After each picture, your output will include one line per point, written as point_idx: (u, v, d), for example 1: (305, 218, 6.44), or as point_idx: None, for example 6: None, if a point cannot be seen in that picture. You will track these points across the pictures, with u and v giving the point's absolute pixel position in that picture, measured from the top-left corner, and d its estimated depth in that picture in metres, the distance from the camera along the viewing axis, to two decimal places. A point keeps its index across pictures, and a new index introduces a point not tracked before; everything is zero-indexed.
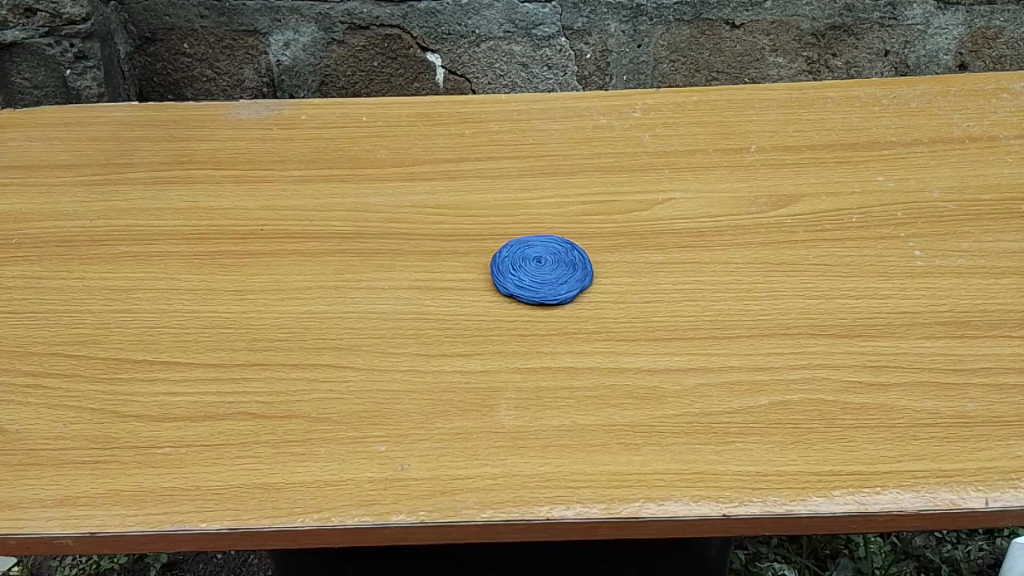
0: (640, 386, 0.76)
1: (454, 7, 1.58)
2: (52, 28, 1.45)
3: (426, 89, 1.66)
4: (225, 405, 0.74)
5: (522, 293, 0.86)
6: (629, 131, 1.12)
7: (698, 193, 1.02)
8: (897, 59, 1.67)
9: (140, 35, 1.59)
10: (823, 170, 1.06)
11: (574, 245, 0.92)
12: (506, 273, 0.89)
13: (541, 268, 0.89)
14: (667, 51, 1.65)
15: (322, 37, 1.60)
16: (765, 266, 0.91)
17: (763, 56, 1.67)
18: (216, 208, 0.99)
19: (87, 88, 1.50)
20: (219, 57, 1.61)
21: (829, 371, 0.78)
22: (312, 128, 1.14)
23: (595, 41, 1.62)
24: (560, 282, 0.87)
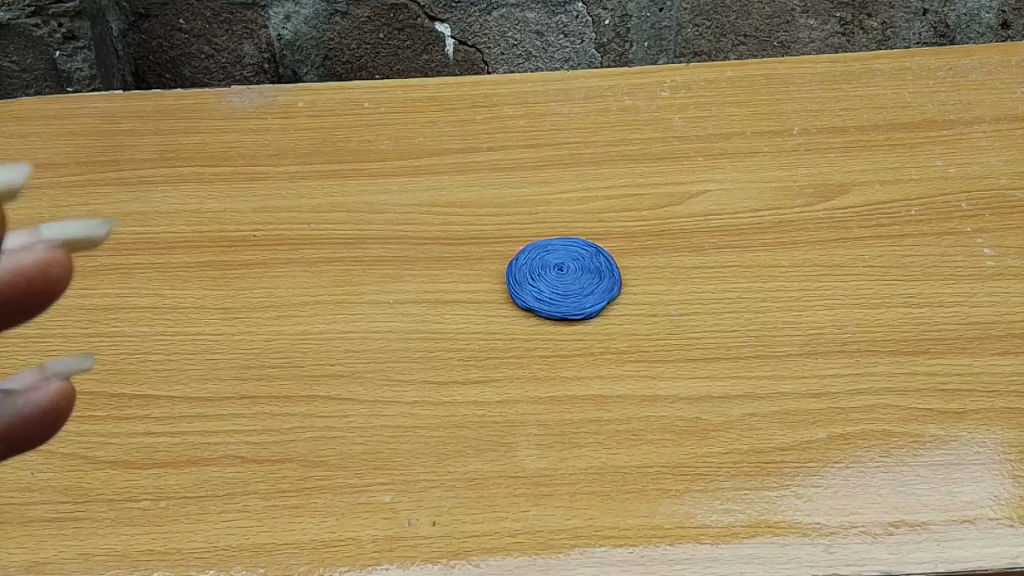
0: (678, 418, 0.67)
1: None
2: (38, 8, 1.32)
3: (435, 62, 1.53)
4: (208, 448, 0.65)
5: (541, 307, 0.77)
6: (658, 113, 1.01)
7: (736, 184, 0.91)
8: (936, 18, 1.52)
9: (133, 10, 1.45)
10: (875, 155, 0.95)
11: (599, 249, 0.83)
12: (522, 285, 0.79)
13: (563, 278, 0.80)
14: (691, 14, 1.50)
15: (324, 9, 1.46)
16: (815, 270, 0.81)
17: (793, 18, 1.52)
18: (204, 211, 0.90)
19: (77, 70, 1.38)
20: (217, 32, 1.47)
21: (893, 398, 0.69)
22: (309, 115, 1.04)
23: (614, 5, 1.47)
24: (585, 294, 0.78)
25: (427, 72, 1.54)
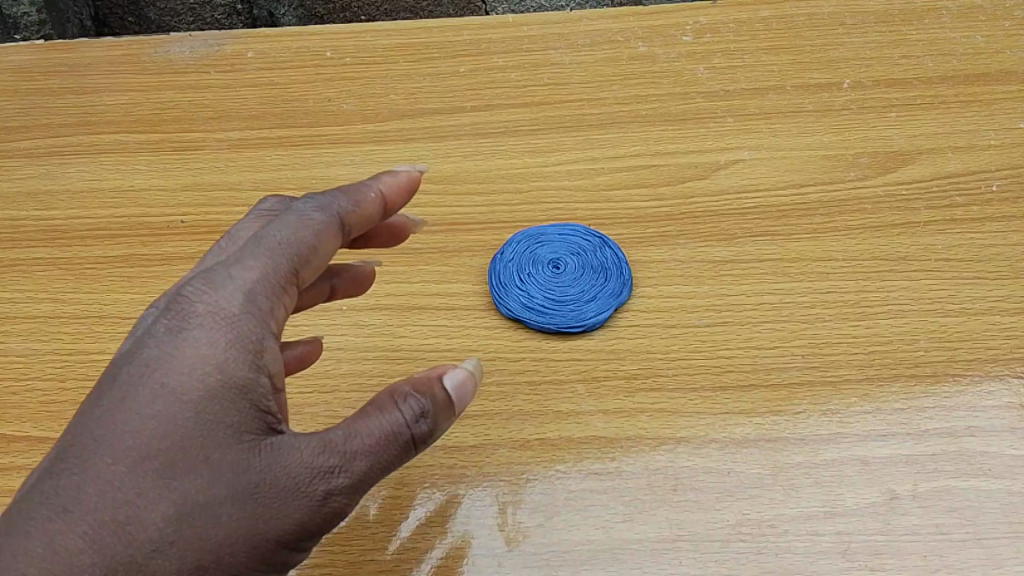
0: (704, 472, 0.53)
1: None
2: None
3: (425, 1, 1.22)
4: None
5: (531, 317, 0.61)
6: (678, 62, 0.83)
7: (773, 152, 0.74)
8: None
9: None
10: (946, 113, 0.78)
11: (605, 241, 0.66)
12: (505, 286, 0.63)
13: (559, 278, 0.64)
14: None
15: None
16: (875, 265, 0.65)
17: None
18: (124, 189, 0.75)
19: (24, 15, 1.05)
20: None
21: (981, 443, 0.54)
22: (259, 67, 0.87)
23: None
24: (585, 299, 0.62)
25: (416, 14, 1.24)
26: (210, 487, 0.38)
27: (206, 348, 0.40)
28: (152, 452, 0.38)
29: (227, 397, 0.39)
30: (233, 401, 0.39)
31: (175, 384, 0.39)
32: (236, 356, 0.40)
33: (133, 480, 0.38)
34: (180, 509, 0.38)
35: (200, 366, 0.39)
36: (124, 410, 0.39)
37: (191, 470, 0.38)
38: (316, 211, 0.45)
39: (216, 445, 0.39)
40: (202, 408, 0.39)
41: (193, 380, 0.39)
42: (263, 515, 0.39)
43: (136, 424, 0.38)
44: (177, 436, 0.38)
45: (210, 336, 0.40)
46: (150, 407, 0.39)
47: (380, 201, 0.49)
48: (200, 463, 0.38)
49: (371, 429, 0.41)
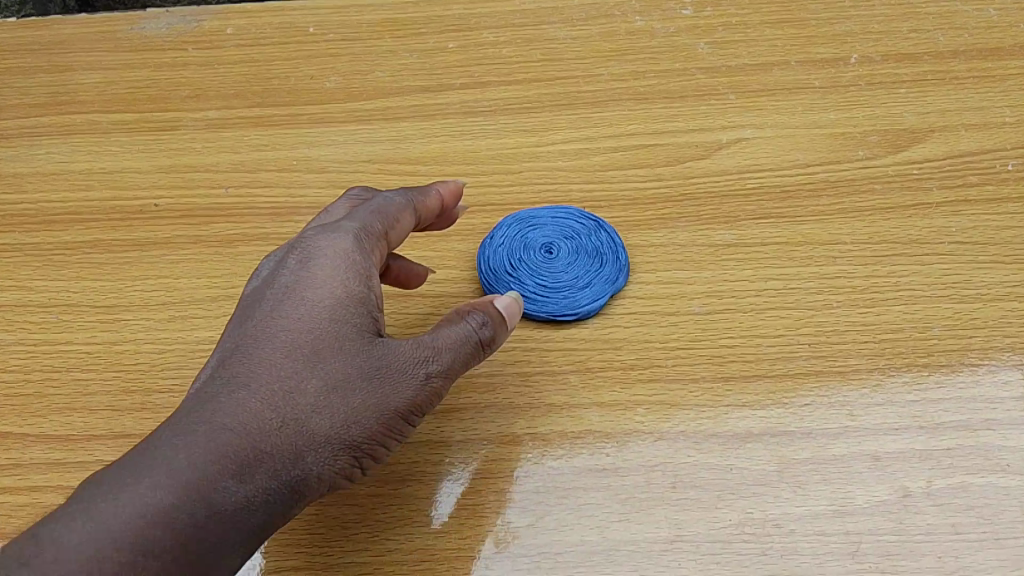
0: (705, 469, 0.50)
1: None
2: None
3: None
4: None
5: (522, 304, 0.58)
6: (678, 36, 0.80)
7: (777, 131, 0.71)
8: None
9: None
10: (959, 89, 0.74)
11: (601, 225, 0.63)
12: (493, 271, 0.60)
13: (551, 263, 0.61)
14: None
15: None
16: (885, 248, 0.61)
17: None
18: (95, 171, 0.71)
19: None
20: None
21: (1000, 437, 0.51)
22: (239, 44, 0.83)
23: None
24: (579, 285, 0.59)
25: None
26: (343, 371, 0.43)
27: (332, 267, 0.46)
28: (297, 344, 0.43)
29: (349, 304, 0.45)
30: (356, 307, 0.45)
31: (309, 294, 0.45)
32: (354, 274, 0.45)
33: (283, 368, 0.42)
34: (328, 384, 0.43)
35: (326, 280, 0.45)
36: (270, 322, 0.44)
37: (324, 360, 0.43)
38: (394, 194, 0.52)
39: (345, 339, 0.44)
40: (330, 313, 0.44)
41: (322, 291, 0.45)
42: (390, 391, 0.43)
43: (280, 327, 0.44)
44: (312, 333, 0.43)
45: (333, 260, 0.46)
46: (288, 313, 0.44)
47: (444, 194, 0.54)
48: (335, 350, 0.43)
49: (455, 328, 0.46)
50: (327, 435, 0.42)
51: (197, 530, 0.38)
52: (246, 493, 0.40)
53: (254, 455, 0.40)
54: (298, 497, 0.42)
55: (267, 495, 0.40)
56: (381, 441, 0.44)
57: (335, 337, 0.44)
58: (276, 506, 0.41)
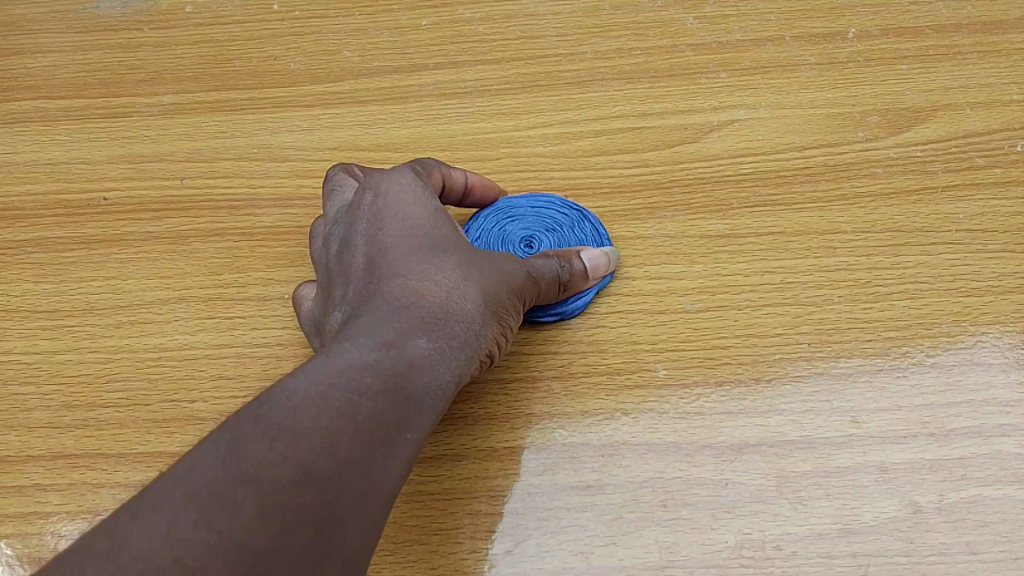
0: (697, 485, 0.47)
1: None
2: None
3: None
4: (4, 546, 0.47)
5: None
6: (666, 8, 0.73)
7: (772, 112, 0.66)
8: None
9: None
10: (964, 64, 0.69)
11: (586, 223, 0.58)
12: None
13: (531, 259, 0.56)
14: None
15: None
16: (888, 237, 0.57)
17: None
18: (41, 162, 0.66)
19: None
20: None
21: (1016, 444, 0.47)
22: (195, 22, 0.77)
23: None
24: None
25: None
26: (469, 257, 0.46)
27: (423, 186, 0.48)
28: (415, 238, 0.46)
29: (439, 208, 0.48)
30: (446, 212, 0.48)
31: (418, 203, 0.47)
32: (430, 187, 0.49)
33: (424, 257, 0.45)
34: (459, 264, 0.46)
35: (427, 193, 0.48)
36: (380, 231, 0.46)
37: (447, 249, 0.46)
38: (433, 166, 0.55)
39: (462, 236, 0.48)
40: (433, 214, 0.47)
41: (429, 200, 0.48)
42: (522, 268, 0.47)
43: (404, 229, 0.46)
44: (437, 230, 0.47)
45: (409, 177, 0.49)
46: (404, 220, 0.46)
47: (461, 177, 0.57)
48: (447, 240, 0.46)
49: None
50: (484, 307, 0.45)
51: (393, 389, 0.41)
52: (430, 352, 0.42)
53: (424, 324, 0.43)
54: (471, 365, 0.45)
55: (450, 360, 0.43)
56: (517, 317, 0.47)
57: (456, 234, 0.47)
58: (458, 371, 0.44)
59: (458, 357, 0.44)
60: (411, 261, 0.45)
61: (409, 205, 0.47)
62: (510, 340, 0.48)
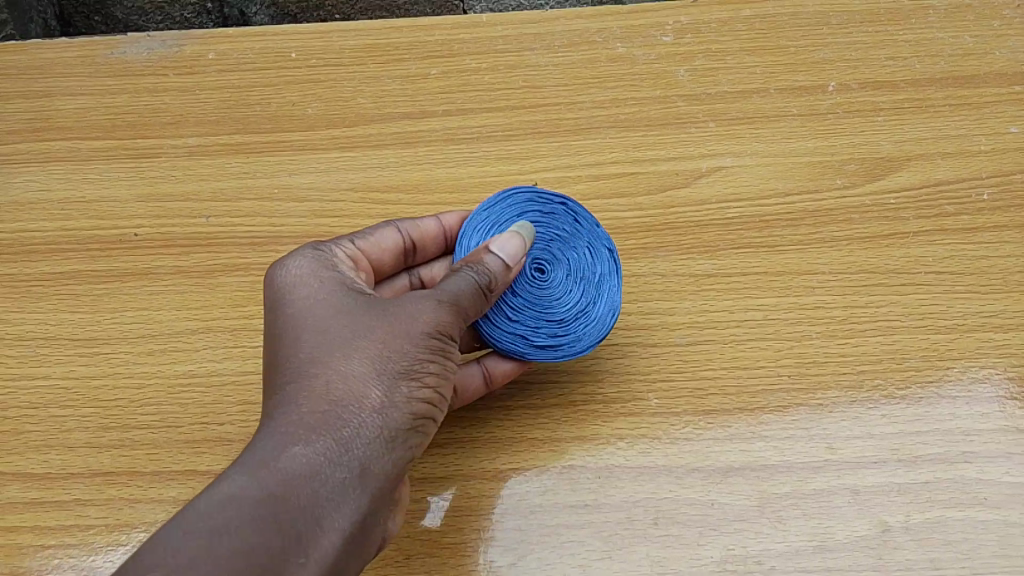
0: (687, 504, 0.51)
1: None
2: None
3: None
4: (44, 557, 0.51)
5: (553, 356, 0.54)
6: (658, 62, 0.79)
7: (757, 160, 0.71)
8: None
9: None
10: (935, 117, 0.75)
11: (583, 220, 0.58)
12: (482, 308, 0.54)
13: (540, 283, 0.55)
14: None
15: None
16: (863, 278, 0.62)
17: None
18: (74, 199, 0.71)
19: None
20: None
21: (977, 470, 0.52)
22: (219, 70, 0.82)
23: None
24: (590, 303, 0.55)
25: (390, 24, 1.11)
26: (358, 345, 0.46)
27: (312, 269, 0.50)
28: (300, 346, 0.46)
29: (330, 301, 0.48)
30: (337, 302, 0.48)
31: (302, 295, 0.49)
32: (323, 281, 0.50)
33: (310, 352, 0.46)
34: (345, 357, 0.45)
35: (312, 279, 0.50)
36: (275, 345, 0.47)
37: (334, 346, 0.46)
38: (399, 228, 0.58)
39: (354, 317, 0.47)
40: (320, 313, 0.48)
41: (315, 284, 0.50)
42: (417, 316, 0.47)
43: (288, 330, 0.48)
44: (323, 319, 0.47)
45: (301, 279, 0.50)
46: (292, 319, 0.48)
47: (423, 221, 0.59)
48: (337, 333, 0.46)
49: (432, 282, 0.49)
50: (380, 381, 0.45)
51: (267, 511, 0.40)
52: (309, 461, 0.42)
53: (306, 432, 0.43)
54: (390, 443, 0.44)
55: (351, 447, 0.43)
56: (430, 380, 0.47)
57: (342, 311, 0.48)
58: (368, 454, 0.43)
59: (361, 442, 0.43)
60: (296, 360, 0.46)
61: (292, 302, 0.49)
62: (436, 402, 0.47)
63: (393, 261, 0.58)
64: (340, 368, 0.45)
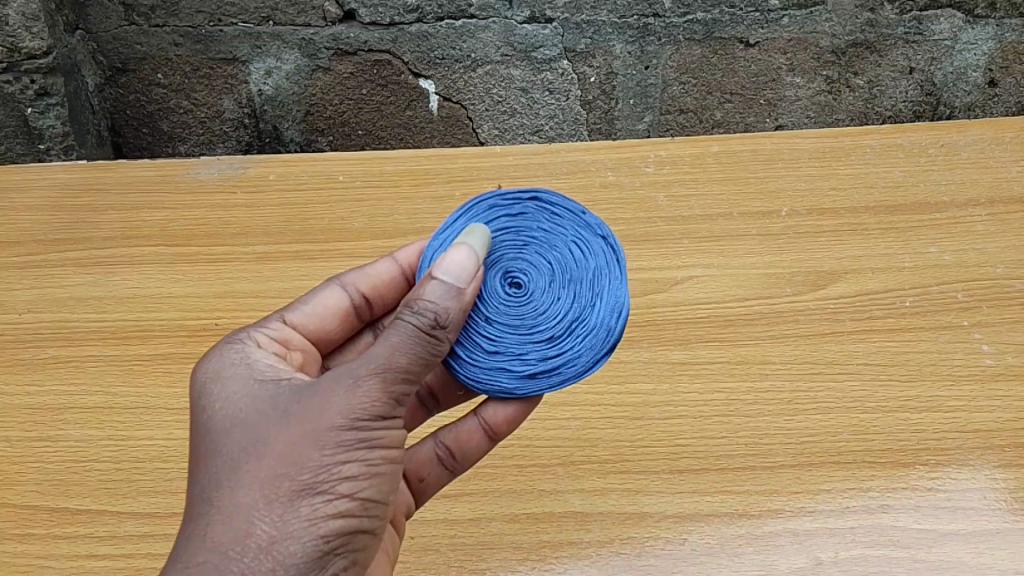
0: (663, 542, 0.65)
1: (447, 28, 1.18)
2: (9, 63, 1.10)
3: (418, 119, 1.27)
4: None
5: (551, 366, 0.61)
6: (642, 189, 0.96)
7: (722, 271, 0.87)
8: (922, 78, 1.26)
9: (110, 65, 1.22)
10: (869, 237, 0.91)
11: (558, 217, 0.64)
12: (481, 352, 0.61)
13: (531, 298, 0.62)
14: (677, 73, 1.23)
15: (306, 64, 1.21)
16: (808, 367, 0.77)
17: (779, 77, 1.25)
18: (164, 295, 0.86)
19: (50, 128, 1.17)
20: (195, 87, 1.23)
21: (892, 517, 0.66)
22: (279, 190, 0.98)
23: (599, 64, 1.21)
24: (583, 305, 0.62)
25: (407, 140, 1.29)
26: (253, 480, 0.51)
27: (228, 351, 0.59)
28: (207, 483, 0.52)
29: (237, 424, 0.54)
30: (243, 424, 0.54)
31: (219, 401, 0.56)
32: (234, 396, 0.56)
33: (215, 481, 0.52)
34: (240, 495, 0.51)
35: (228, 378, 0.57)
36: (193, 476, 0.54)
37: (232, 484, 0.51)
38: (342, 290, 0.68)
39: (253, 445, 0.52)
40: (223, 445, 0.53)
41: (228, 389, 0.56)
42: (314, 437, 0.51)
43: (205, 455, 0.54)
44: (228, 450, 0.53)
45: (218, 398, 0.56)
46: (204, 449, 0.54)
47: (367, 277, 0.69)
48: (235, 467, 0.52)
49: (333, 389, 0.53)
50: (272, 519, 0.50)
51: None
52: None
53: None
54: None
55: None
56: (332, 499, 0.51)
57: (243, 430, 0.54)
58: None
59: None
60: (201, 492, 0.52)
61: (208, 411, 0.56)
62: (345, 513, 0.52)
63: (343, 317, 0.69)
64: (231, 508, 0.51)
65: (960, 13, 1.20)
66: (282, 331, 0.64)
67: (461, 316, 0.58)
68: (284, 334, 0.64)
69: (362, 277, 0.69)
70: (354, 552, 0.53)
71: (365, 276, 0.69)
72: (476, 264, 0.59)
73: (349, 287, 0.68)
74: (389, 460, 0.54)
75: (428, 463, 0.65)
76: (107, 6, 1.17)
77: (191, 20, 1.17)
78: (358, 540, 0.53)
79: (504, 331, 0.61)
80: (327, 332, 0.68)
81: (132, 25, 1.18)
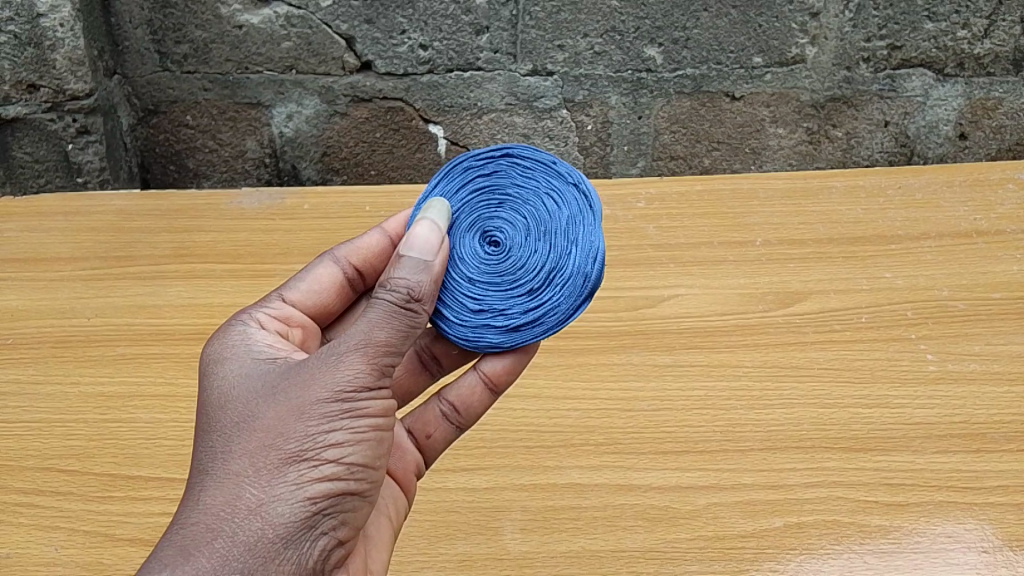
0: (652, 508, 0.76)
1: (457, 79, 1.33)
2: (56, 104, 1.23)
3: (428, 161, 1.40)
4: None
5: (535, 313, 0.73)
6: (633, 222, 1.09)
7: (703, 290, 0.99)
8: (896, 130, 1.40)
9: (143, 107, 1.36)
10: (834, 263, 1.04)
11: (529, 176, 0.75)
12: (468, 312, 0.73)
13: (510, 254, 0.73)
14: (668, 122, 1.38)
15: (326, 109, 1.35)
16: (777, 371, 0.89)
17: (763, 127, 1.39)
18: (213, 302, 0.98)
19: (88, 163, 1.29)
20: (221, 128, 1.37)
21: (844, 491, 0.78)
22: (313, 218, 1.11)
23: (595, 113, 1.36)
24: (561, 253, 0.73)
25: (417, 179, 1.42)
26: (246, 450, 0.60)
27: (232, 332, 0.70)
28: (208, 456, 0.61)
29: (235, 402, 0.63)
30: (241, 401, 0.63)
31: (218, 382, 0.66)
32: (234, 375, 0.66)
33: (216, 452, 0.61)
34: (235, 463, 0.59)
35: (227, 361, 0.67)
36: (196, 451, 0.62)
37: (229, 456, 0.60)
38: (335, 265, 0.79)
39: (249, 420, 0.61)
40: (223, 421, 0.62)
41: (228, 372, 0.66)
42: (302, 409, 0.60)
43: (207, 430, 0.63)
44: (227, 425, 0.62)
45: (220, 380, 0.66)
46: (207, 425, 0.63)
47: (356, 251, 0.80)
48: (232, 439, 0.61)
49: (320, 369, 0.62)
50: (263, 484, 0.58)
51: None
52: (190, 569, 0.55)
53: (189, 545, 0.56)
54: (283, 540, 0.58)
55: (231, 557, 0.56)
56: (318, 464, 0.60)
57: (240, 406, 0.62)
58: (249, 556, 0.56)
59: (242, 550, 0.56)
60: (200, 465, 0.61)
61: (210, 391, 0.66)
62: (330, 477, 0.60)
63: (339, 287, 0.80)
64: (224, 476, 0.59)
65: (931, 72, 1.36)
66: (282, 310, 0.75)
67: (433, 287, 0.67)
68: (284, 312, 0.75)
69: (354, 252, 0.80)
70: (338, 513, 0.61)
71: (356, 252, 0.80)
72: (436, 237, 0.69)
73: (342, 264, 0.79)
74: (373, 428, 0.62)
75: (434, 421, 0.77)
76: (143, 54, 1.31)
77: (221, 67, 1.31)
78: (344, 504, 0.62)
79: (489, 288, 0.73)
80: (324, 305, 0.79)
81: (166, 72, 1.32)
